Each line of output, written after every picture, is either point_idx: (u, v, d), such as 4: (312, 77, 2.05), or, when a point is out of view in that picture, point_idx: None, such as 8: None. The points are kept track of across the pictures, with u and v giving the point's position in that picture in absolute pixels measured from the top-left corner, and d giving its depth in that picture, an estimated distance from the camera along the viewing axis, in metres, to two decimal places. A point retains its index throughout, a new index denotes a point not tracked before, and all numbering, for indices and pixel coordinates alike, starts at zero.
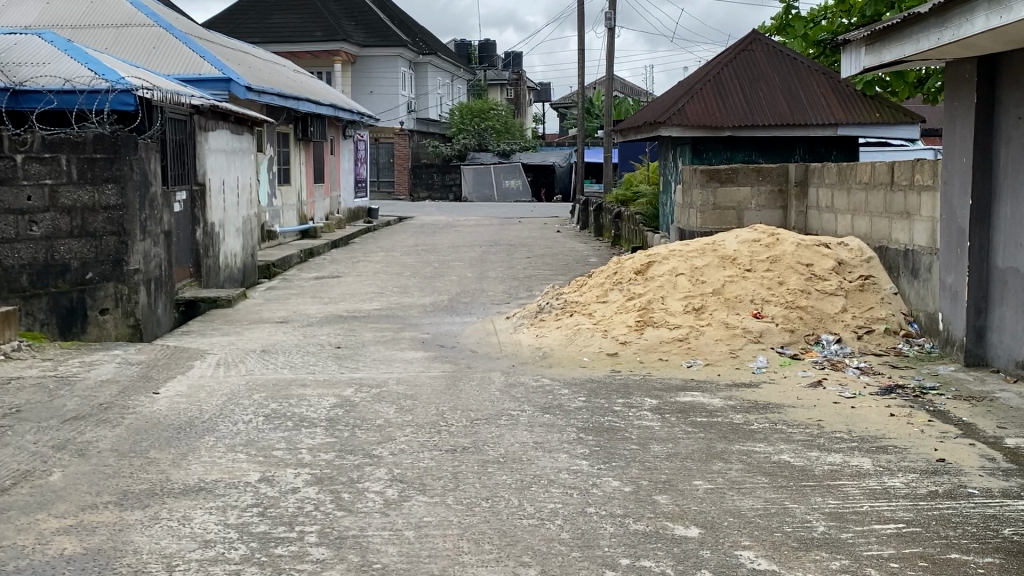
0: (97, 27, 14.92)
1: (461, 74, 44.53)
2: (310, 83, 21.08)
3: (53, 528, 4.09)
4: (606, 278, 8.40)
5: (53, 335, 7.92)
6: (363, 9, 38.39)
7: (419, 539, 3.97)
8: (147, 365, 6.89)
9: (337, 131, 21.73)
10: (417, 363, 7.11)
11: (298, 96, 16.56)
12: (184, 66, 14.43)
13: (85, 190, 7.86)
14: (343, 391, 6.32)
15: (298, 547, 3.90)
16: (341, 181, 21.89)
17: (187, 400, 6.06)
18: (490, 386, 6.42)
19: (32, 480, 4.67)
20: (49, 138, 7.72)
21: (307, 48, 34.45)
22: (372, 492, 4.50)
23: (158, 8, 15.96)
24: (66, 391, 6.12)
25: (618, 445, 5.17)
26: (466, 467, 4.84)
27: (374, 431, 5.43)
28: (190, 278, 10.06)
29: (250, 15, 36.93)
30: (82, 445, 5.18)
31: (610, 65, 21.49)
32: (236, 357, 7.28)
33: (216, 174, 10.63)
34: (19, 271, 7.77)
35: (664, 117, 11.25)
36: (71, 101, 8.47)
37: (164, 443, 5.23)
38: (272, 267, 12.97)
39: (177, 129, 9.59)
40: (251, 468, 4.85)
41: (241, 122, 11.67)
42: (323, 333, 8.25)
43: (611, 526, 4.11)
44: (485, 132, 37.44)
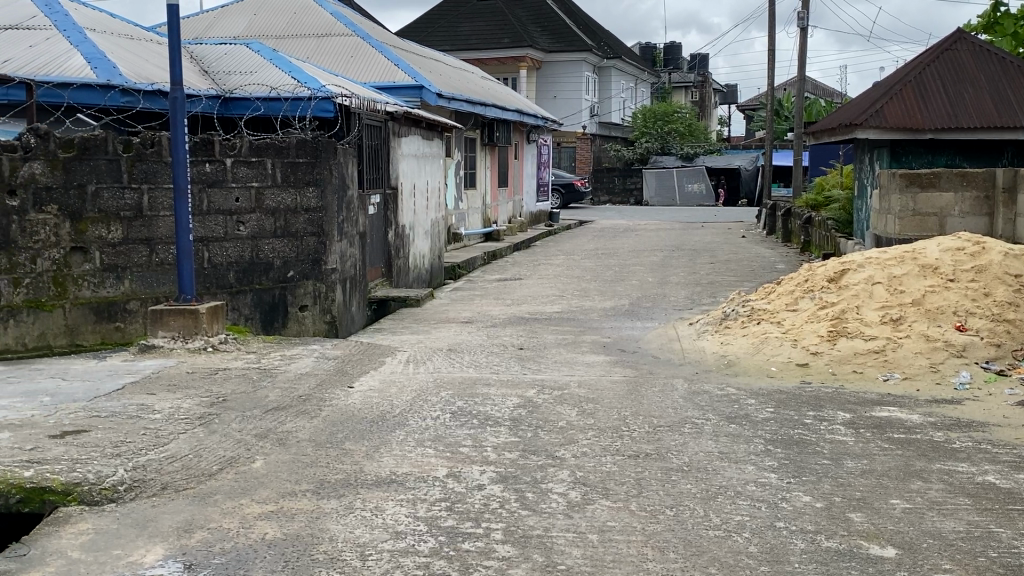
0: (300, 37, 15.78)
1: (646, 76, 44.30)
2: (496, 88, 21.45)
3: (255, 514, 4.31)
4: (796, 285, 8.15)
5: (256, 330, 8.27)
6: (549, 14, 38.76)
7: (603, 543, 3.98)
8: (342, 360, 7.18)
9: (521, 135, 22.03)
10: (598, 367, 7.13)
11: (485, 101, 16.87)
12: (379, 75, 14.75)
13: (289, 193, 8.28)
14: (527, 392, 6.40)
15: (483, 544, 3.98)
16: (523, 185, 22.18)
17: (380, 396, 6.28)
18: (673, 393, 6.36)
19: (238, 466, 4.94)
20: (257, 143, 8.01)
21: (491, 55, 35.11)
22: (556, 493, 4.54)
23: (356, 19, 16.77)
24: (268, 383, 6.45)
25: (809, 459, 5.02)
26: (650, 474, 4.81)
27: (557, 433, 5.47)
28: (382, 278, 10.42)
29: (439, 24, 38.08)
30: (283, 434, 5.44)
31: (801, 67, 20.90)
32: (424, 355, 7.53)
33: (408, 178, 10.97)
34: (227, 269, 8.05)
35: (861, 119, 10.87)
36: (277, 109, 9.45)
37: (358, 435, 5.45)
38: (457, 268, 13.31)
39: (374, 135, 10.00)
40: (439, 463, 4.98)
41: (432, 128, 12.00)
42: (506, 334, 8.38)
43: (802, 541, 4.00)
44: (669, 135, 37.70)
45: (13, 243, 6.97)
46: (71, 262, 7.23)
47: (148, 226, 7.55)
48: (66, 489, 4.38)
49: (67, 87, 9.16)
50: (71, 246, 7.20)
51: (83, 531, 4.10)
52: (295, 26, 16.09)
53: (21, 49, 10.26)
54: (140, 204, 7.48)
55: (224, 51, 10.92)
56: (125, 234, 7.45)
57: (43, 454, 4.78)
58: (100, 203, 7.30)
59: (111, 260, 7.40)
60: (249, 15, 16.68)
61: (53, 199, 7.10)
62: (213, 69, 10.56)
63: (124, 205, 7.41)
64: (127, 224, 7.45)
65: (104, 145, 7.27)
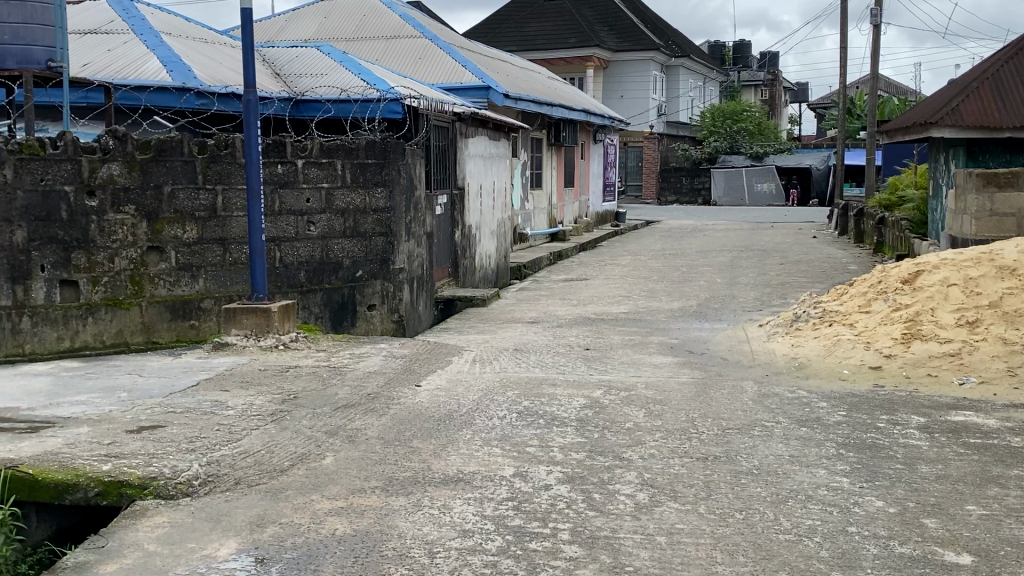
0: (369, 40, 15.98)
1: (714, 75, 43.93)
2: (563, 89, 21.46)
3: (326, 510, 4.37)
4: (868, 287, 8.01)
5: (326, 328, 8.38)
6: (616, 13, 38.62)
7: (671, 545, 3.96)
8: (410, 359, 7.25)
9: (588, 135, 21.99)
10: (666, 368, 7.09)
11: (552, 101, 16.88)
12: (446, 76, 14.84)
13: (358, 193, 8.38)
14: (593, 392, 6.40)
15: (551, 543, 3.98)
16: (590, 186, 22.13)
17: (446, 395, 6.33)
18: (742, 396, 6.29)
19: (308, 462, 5.01)
20: (327, 144, 8.12)
21: (558, 55, 35.11)
22: (623, 495, 4.53)
23: (424, 21, 16.91)
24: (337, 380, 6.54)
25: (883, 464, 4.94)
26: (719, 477, 4.77)
27: (624, 434, 5.45)
28: (448, 278, 10.49)
29: (506, 25, 38.20)
30: (352, 432, 5.52)
31: (874, 64, 20.53)
32: (491, 355, 7.55)
33: (474, 179, 11.02)
34: (298, 268, 8.16)
35: (936, 117, 10.63)
36: (347, 110, 9.69)
37: (426, 434, 5.49)
38: (523, 268, 13.34)
39: (441, 136, 10.07)
40: (506, 462, 5.00)
41: (499, 129, 12.04)
42: (572, 335, 8.37)
43: (875, 547, 3.94)
44: (739, 134, 37.02)
45: (93, 243, 7.16)
46: (147, 261, 7.41)
47: (222, 226, 7.69)
48: (143, 483, 4.48)
49: (144, 90, 9.46)
50: (147, 246, 7.38)
51: (158, 524, 4.20)
52: (365, 29, 16.28)
53: (100, 53, 10.56)
54: (215, 204, 7.62)
55: (297, 55, 11.12)
56: (200, 233, 7.60)
57: (121, 448, 4.91)
58: (176, 203, 7.46)
59: (186, 259, 7.56)
60: (319, 18, 16.92)
61: (131, 200, 7.28)
62: (285, 72, 10.79)
63: (199, 205, 7.56)
64: (202, 223, 7.60)
65: (180, 146, 7.43)
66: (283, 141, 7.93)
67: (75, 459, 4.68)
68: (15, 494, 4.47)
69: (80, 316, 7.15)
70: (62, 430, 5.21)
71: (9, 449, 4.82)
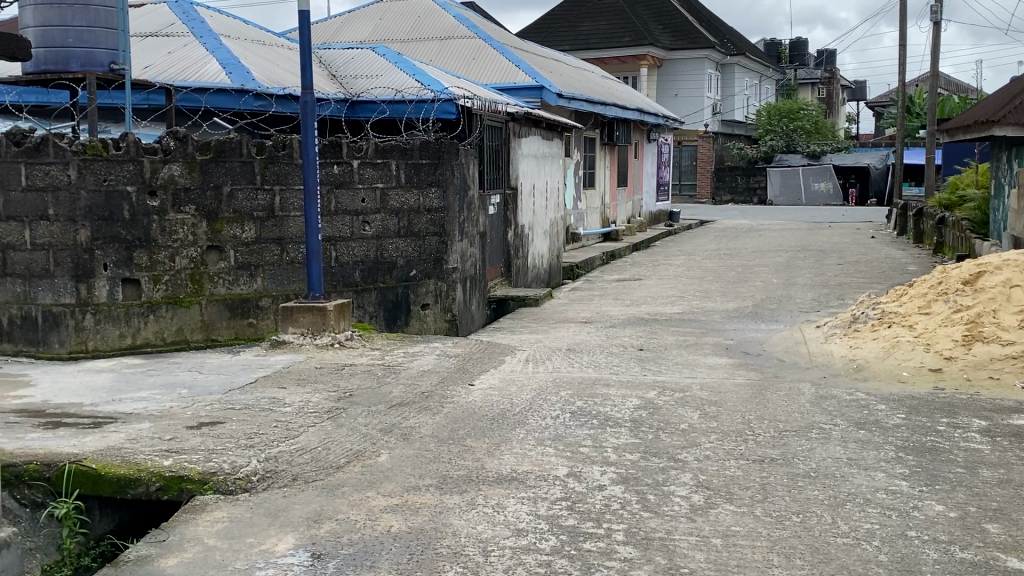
0: (423, 41, 16.09)
1: (770, 74, 43.50)
2: (616, 88, 21.40)
3: (381, 507, 4.42)
4: (928, 288, 7.89)
5: (380, 327, 8.46)
6: (671, 11, 38.42)
7: (727, 548, 3.93)
8: (463, 358, 7.28)
9: (642, 134, 21.90)
10: (721, 369, 7.05)
11: (605, 101, 16.84)
12: (500, 76, 14.88)
13: (412, 193, 8.44)
14: (647, 393, 6.38)
15: (605, 544, 3.98)
16: (643, 185, 22.04)
17: (499, 394, 6.35)
18: (799, 398, 6.23)
19: (364, 460, 5.06)
20: (382, 145, 8.19)
21: (611, 54, 35.02)
22: (678, 496, 4.51)
23: (478, 21, 16.98)
24: (392, 379, 6.60)
25: (943, 467, 4.86)
26: (775, 479, 4.74)
27: (679, 436, 5.43)
28: (501, 277, 10.52)
29: (560, 24, 38.21)
30: (407, 430, 5.56)
31: (934, 62, 20.18)
32: (544, 355, 7.56)
33: (527, 179, 11.04)
34: (353, 268, 8.24)
35: (998, 115, 10.44)
36: (401, 111, 9.76)
37: (479, 433, 5.52)
38: (575, 268, 13.34)
39: (495, 136, 10.10)
40: (560, 462, 5.01)
41: (552, 128, 12.05)
42: (626, 335, 8.35)
43: (935, 551, 3.88)
44: (795, 133, 36.68)
45: (154, 242, 7.30)
46: (207, 260, 7.53)
47: (279, 226, 7.79)
48: (202, 478, 4.56)
49: (204, 92, 9.60)
50: (207, 245, 7.50)
51: (218, 519, 4.27)
52: (419, 30, 16.40)
53: (161, 55, 10.75)
54: (272, 204, 7.72)
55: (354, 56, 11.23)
56: (257, 233, 7.70)
57: (181, 444, 5.00)
58: (235, 203, 7.57)
59: (244, 258, 7.67)
60: (375, 19, 17.07)
61: (191, 200, 7.40)
62: (341, 73, 10.90)
63: (257, 205, 7.66)
64: (260, 223, 7.71)
65: (239, 148, 7.54)
66: (339, 142, 8.01)
67: (137, 454, 4.77)
68: (78, 488, 4.56)
69: (141, 314, 7.30)
70: (125, 425, 5.32)
71: (73, 443, 4.93)
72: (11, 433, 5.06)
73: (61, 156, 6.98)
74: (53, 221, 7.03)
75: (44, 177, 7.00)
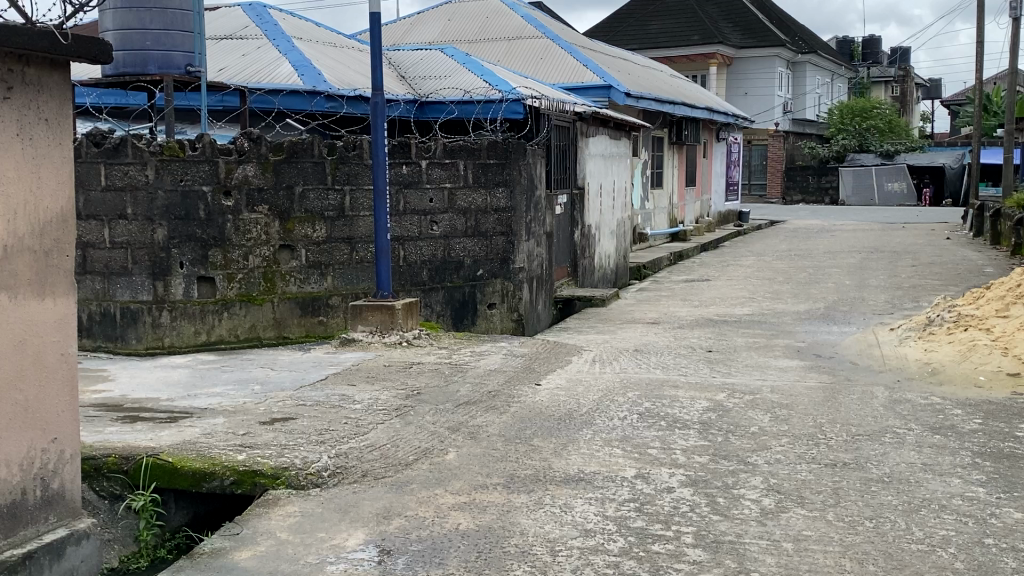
0: (491, 41, 16.17)
1: (842, 71, 42.81)
2: (685, 86, 21.24)
3: (450, 504, 4.46)
4: (1006, 291, 7.71)
5: (447, 326, 8.53)
6: (741, 9, 38.05)
7: (798, 552, 3.89)
8: (530, 358, 7.30)
9: (711, 133, 21.72)
10: (792, 372, 6.97)
11: (675, 100, 16.72)
12: (568, 76, 14.87)
13: (479, 193, 8.49)
14: (716, 395, 6.33)
15: (674, 546, 3.97)
16: (712, 184, 21.85)
17: (566, 394, 6.36)
18: (872, 401, 6.14)
19: (432, 457, 5.11)
20: (450, 145, 8.25)
21: (680, 52, 34.79)
22: (748, 500, 4.47)
23: (545, 21, 17.00)
24: (459, 377, 6.65)
25: (1021, 474, 4.75)
26: (848, 484, 4.67)
27: (749, 439, 5.38)
28: (567, 277, 10.53)
29: (628, 24, 38.08)
30: (474, 428, 5.60)
31: (1013, 59, 19.67)
32: (611, 355, 7.55)
33: (594, 179, 11.03)
34: (421, 267, 8.31)
35: None
36: (469, 112, 9.83)
37: (546, 432, 5.53)
38: (642, 268, 13.29)
39: (562, 136, 10.10)
40: (628, 463, 5.00)
41: (620, 128, 12.01)
42: (694, 336, 8.30)
43: (1013, 560, 3.80)
44: (868, 132, 36.02)
45: (229, 241, 7.44)
46: (279, 259, 7.66)
47: (349, 226, 7.89)
48: (275, 473, 4.64)
49: (277, 94, 9.74)
50: (279, 244, 7.63)
51: (290, 513, 4.34)
52: (487, 30, 16.49)
53: (236, 57, 10.97)
54: (343, 204, 7.83)
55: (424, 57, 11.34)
56: (328, 233, 7.81)
57: (254, 439, 5.09)
58: (306, 203, 7.68)
59: (315, 257, 7.79)
60: (443, 20, 17.21)
61: (265, 200, 7.53)
62: (410, 74, 11.01)
63: (328, 205, 7.77)
64: (331, 223, 7.81)
65: (311, 148, 7.64)
66: (409, 142, 8.09)
67: (212, 448, 4.87)
68: (155, 481, 4.68)
69: (216, 312, 7.45)
70: (200, 420, 5.44)
71: (151, 437, 5.06)
72: (92, 426, 5.21)
73: (139, 157, 7.14)
74: (131, 220, 7.22)
75: (122, 177, 7.18)
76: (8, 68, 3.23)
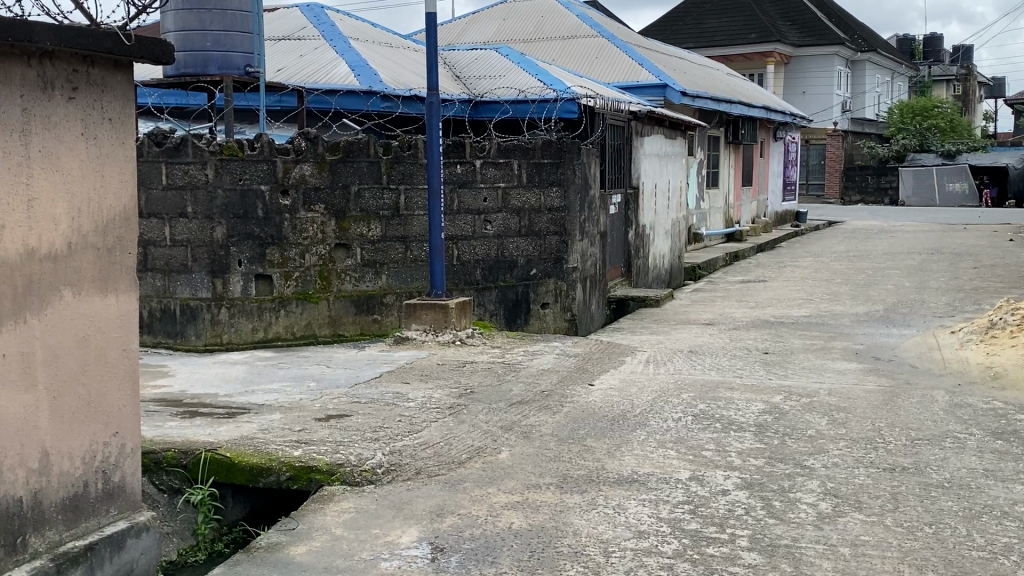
0: (547, 40, 16.17)
1: (903, 70, 42.16)
2: (741, 85, 21.03)
3: (503, 503, 4.46)
4: None
5: (500, 325, 8.54)
6: (799, 7, 37.63)
7: (856, 557, 3.84)
8: (583, 358, 7.28)
9: (768, 132, 21.49)
10: (850, 374, 6.87)
11: (731, 99, 16.56)
12: (623, 75, 14.81)
13: (533, 193, 8.50)
14: (773, 397, 6.26)
15: (729, 549, 3.93)
16: (769, 184, 21.61)
17: (620, 395, 6.33)
18: (932, 405, 6.03)
19: (485, 456, 5.12)
20: (504, 145, 8.26)
21: (736, 51, 34.49)
22: (805, 504, 4.42)
23: (601, 20, 16.95)
24: (513, 376, 6.66)
25: None
26: (907, 488, 4.59)
27: (806, 442, 5.32)
28: (620, 277, 10.50)
29: (684, 22, 37.86)
30: (527, 428, 5.60)
31: None
32: (665, 356, 7.51)
33: (649, 178, 10.97)
34: (475, 266, 8.33)
35: None
36: (524, 111, 9.83)
37: (599, 433, 5.52)
38: (697, 268, 13.19)
39: (617, 135, 10.06)
40: (682, 465, 4.97)
41: (675, 127, 11.93)
42: (750, 338, 8.22)
43: None
44: (929, 131, 35.47)
45: (286, 240, 7.53)
46: (335, 257, 7.73)
47: (404, 225, 7.94)
48: (330, 469, 4.69)
49: (334, 94, 9.88)
50: (335, 243, 7.70)
51: (344, 510, 4.38)
52: (542, 29, 16.49)
53: (294, 58, 11.11)
54: (397, 203, 7.88)
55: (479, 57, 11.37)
56: (383, 232, 7.87)
57: (310, 435, 5.15)
58: (362, 202, 7.74)
59: (370, 256, 7.85)
60: (499, 20, 17.26)
61: (321, 199, 7.60)
62: (465, 74, 11.07)
63: (383, 204, 7.83)
64: (386, 222, 7.87)
65: (366, 148, 7.71)
66: (463, 142, 8.13)
67: (269, 444, 4.93)
68: (214, 475, 4.74)
69: (273, 309, 7.55)
70: (257, 416, 5.51)
71: (209, 432, 5.13)
72: (153, 420, 5.30)
73: (199, 156, 7.26)
74: (191, 219, 7.33)
75: (183, 176, 7.29)
76: (74, 68, 3.28)
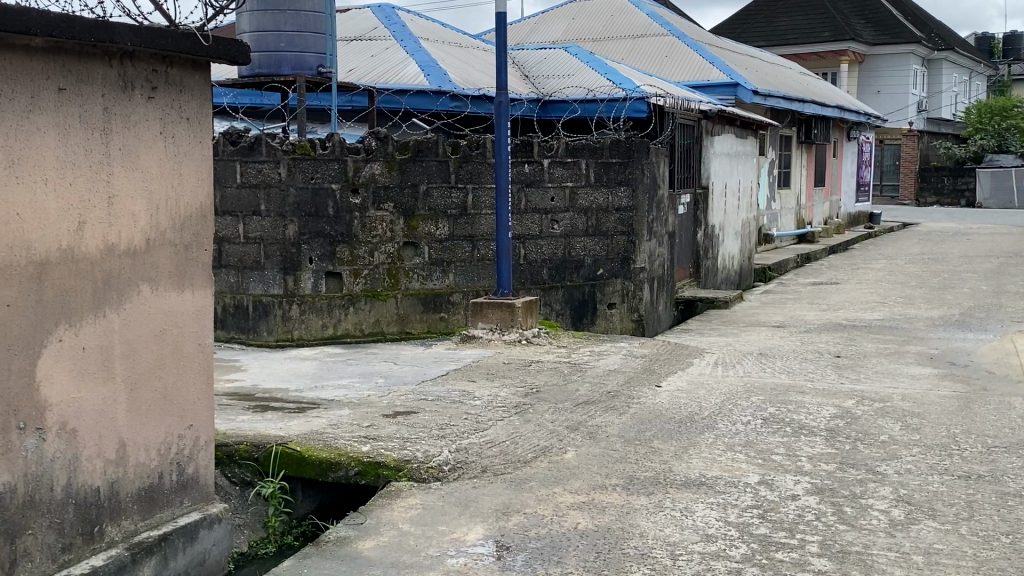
0: (616, 39, 16.11)
1: (981, 69, 41.19)
2: (814, 84, 20.69)
3: (569, 503, 4.46)
4: None
5: (566, 324, 8.54)
6: (874, 5, 36.98)
7: (929, 566, 3.76)
8: (650, 358, 7.25)
9: (841, 133, 21.14)
10: (925, 379, 6.73)
11: (803, 98, 16.29)
12: (693, 74, 14.68)
13: (601, 193, 8.47)
14: (845, 402, 6.17)
15: (798, 555, 3.88)
16: (841, 185, 21.23)
17: (688, 396, 6.29)
18: (1010, 412, 5.88)
19: (552, 455, 5.12)
20: (573, 144, 8.26)
21: (808, 49, 33.99)
22: (877, 510, 4.34)
23: (672, 18, 16.82)
24: (579, 376, 6.65)
25: None
26: (983, 497, 4.49)
27: (878, 447, 5.23)
28: (688, 278, 10.42)
29: (755, 21, 37.43)
30: (593, 428, 5.59)
31: None
32: (734, 358, 7.43)
33: (719, 179, 10.85)
34: (541, 266, 8.35)
35: None
36: (592, 110, 9.90)
37: (667, 435, 5.48)
38: (768, 270, 12.99)
39: (686, 135, 9.99)
40: (752, 469, 4.92)
41: (746, 126, 11.79)
42: (821, 341, 8.10)
43: None
44: (1008, 131, 34.26)
45: (355, 237, 7.61)
46: (403, 255, 7.80)
47: (471, 224, 7.98)
48: (398, 465, 4.73)
49: (404, 94, 9.94)
50: (404, 242, 7.77)
51: (411, 506, 4.41)
52: (612, 28, 16.43)
53: (365, 58, 11.23)
54: (465, 202, 7.92)
55: (548, 56, 11.37)
56: (450, 231, 7.91)
57: (378, 431, 5.20)
58: (430, 201, 7.79)
59: (438, 255, 7.90)
60: (568, 19, 17.24)
61: (390, 198, 7.67)
62: (533, 73, 11.10)
63: (451, 203, 7.87)
64: (454, 221, 7.91)
65: (435, 148, 7.75)
66: (531, 142, 8.15)
67: (337, 439, 4.99)
68: (284, 469, 4.82)
69: (342, 306, 7.64)
70: (326, 411, 5.58)
71: (280, 426, 5.22)
72: (226, 414, 5.40)
73: (272, 155, 7.38)
74: (264, 217, 7.46)
75: (257, 175, 7.42)
76: (153, 68, 3.36)
